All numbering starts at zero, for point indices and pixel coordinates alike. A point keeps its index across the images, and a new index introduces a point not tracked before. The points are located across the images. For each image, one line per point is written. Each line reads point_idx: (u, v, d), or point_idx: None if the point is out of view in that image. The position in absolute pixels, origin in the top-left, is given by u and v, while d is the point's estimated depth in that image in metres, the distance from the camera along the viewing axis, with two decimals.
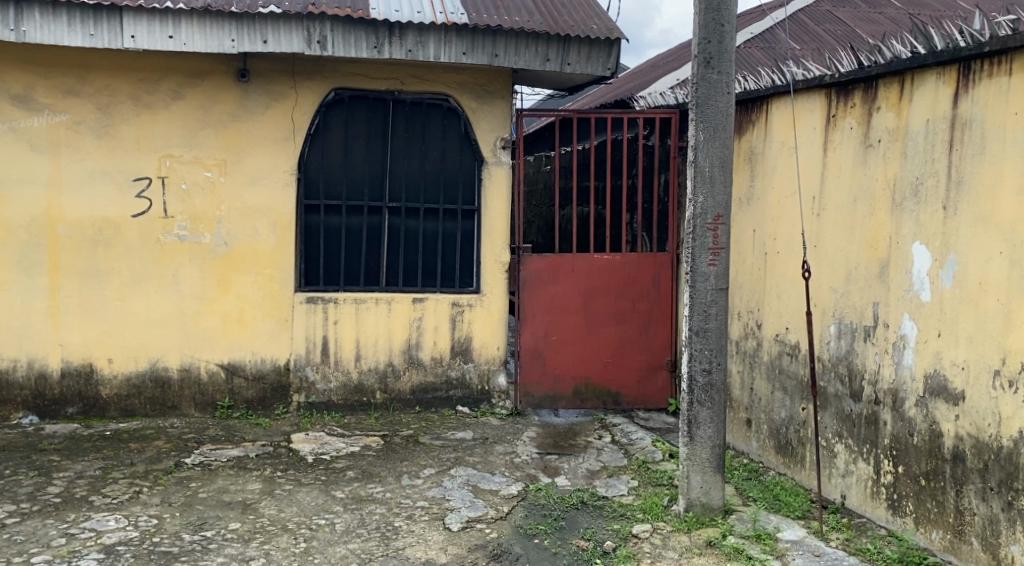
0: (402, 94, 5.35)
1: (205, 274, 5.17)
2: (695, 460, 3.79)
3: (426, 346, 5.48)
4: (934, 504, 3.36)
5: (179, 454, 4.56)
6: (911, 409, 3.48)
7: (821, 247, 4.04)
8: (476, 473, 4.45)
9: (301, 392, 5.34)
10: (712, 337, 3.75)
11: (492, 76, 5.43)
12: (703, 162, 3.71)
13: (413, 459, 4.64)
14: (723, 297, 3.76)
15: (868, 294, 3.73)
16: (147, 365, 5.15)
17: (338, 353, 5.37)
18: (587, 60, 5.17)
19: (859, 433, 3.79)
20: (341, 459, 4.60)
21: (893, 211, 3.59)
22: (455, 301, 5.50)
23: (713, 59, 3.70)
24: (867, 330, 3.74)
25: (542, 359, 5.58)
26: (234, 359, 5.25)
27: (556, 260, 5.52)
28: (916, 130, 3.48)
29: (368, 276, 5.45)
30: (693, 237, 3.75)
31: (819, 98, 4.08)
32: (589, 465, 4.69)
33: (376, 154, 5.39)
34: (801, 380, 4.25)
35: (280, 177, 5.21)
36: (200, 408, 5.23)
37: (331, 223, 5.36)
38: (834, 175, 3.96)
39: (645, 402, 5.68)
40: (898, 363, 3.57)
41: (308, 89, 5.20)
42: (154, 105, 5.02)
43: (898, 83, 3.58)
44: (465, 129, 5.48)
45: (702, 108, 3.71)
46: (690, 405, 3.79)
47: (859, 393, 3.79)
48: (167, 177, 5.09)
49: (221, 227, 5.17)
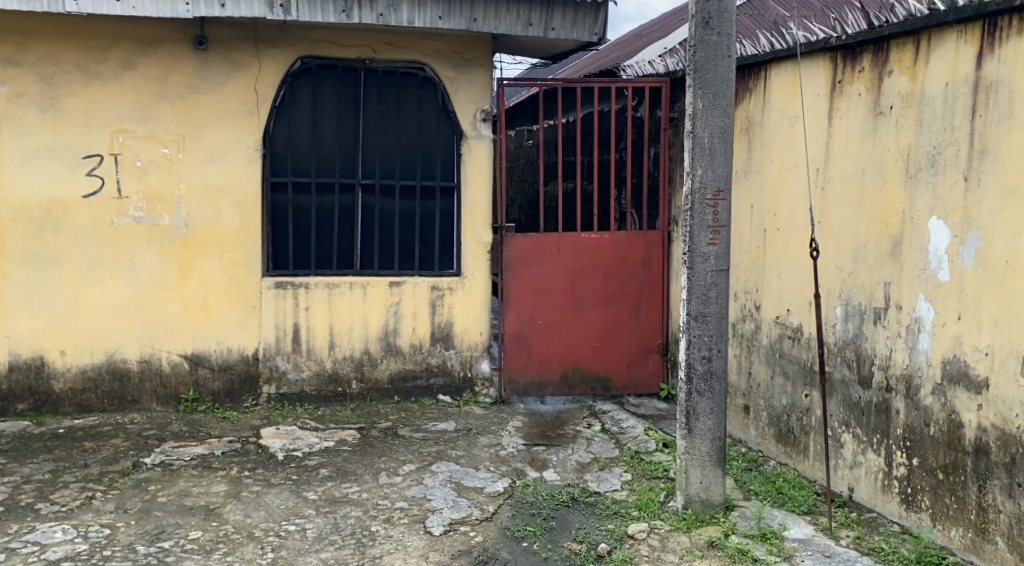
0: (374, 62, 5.00)
1: (165, 259, 4.82)
2: (694, 455, 3.53)
3: (405, 333, 5.17)
4: (953, 500, 3.12)
5: (139, 454, 4.23)
6: (927, 397, 3.24)
7: (827, 224, 3.77)
8: (460, 470, 4.16)
9: (271, 382, 5.02)
10: (711, 322, 3.47)
11: (471, 44, 5.09)
12: (702, 132, 3.40)
13: (390, 454, 4.34)
14: (724, 279, 3.48)
15: (879, 273, 3.46)
16: (103, 356, 4.80)
17: (310, 341, 5.04)
18: (572, 26, 4.84)
19: (868, 422, 3.54)
20: (314, 456, 4.29)
21: (907, 183, 3.32)
22: (435, 284, 5.19)
23: (713, 19, 3.39)
24: (877, 312, 3.49)
25: (526, 344, 5.30)
26: (198, 349, 4.91)
27: (540, 240, 5.23)
28: (933, 94, 3.21)
29: (341, 259, 5.11)
30: (691, 215, 3.46)
31: (823, 63, 3.80)
32: (578, 457, 4.42)
33: (348, 128, 5.04)
34: (804, 365, 4.00)
35: (243, 154, 4.85)
36: (162, 402, 4.90)
37: (300, 202, 5.01)
38: (840, 147, 3.69)
39: (636, 388, 5.42)
40: (913, 348, 3.31)
41: (272, 58, 4.83)
42: (104, 76, 4.63)
43: (913, 44, 3.30)
44: (443, 101, 5.15)
45: (701, 73, 3.40)
46: (689, 395, 3.52)
47: (868, 379, 3.55)
48: (120, 154, 4.71)
49: (180, 208, 4.81)
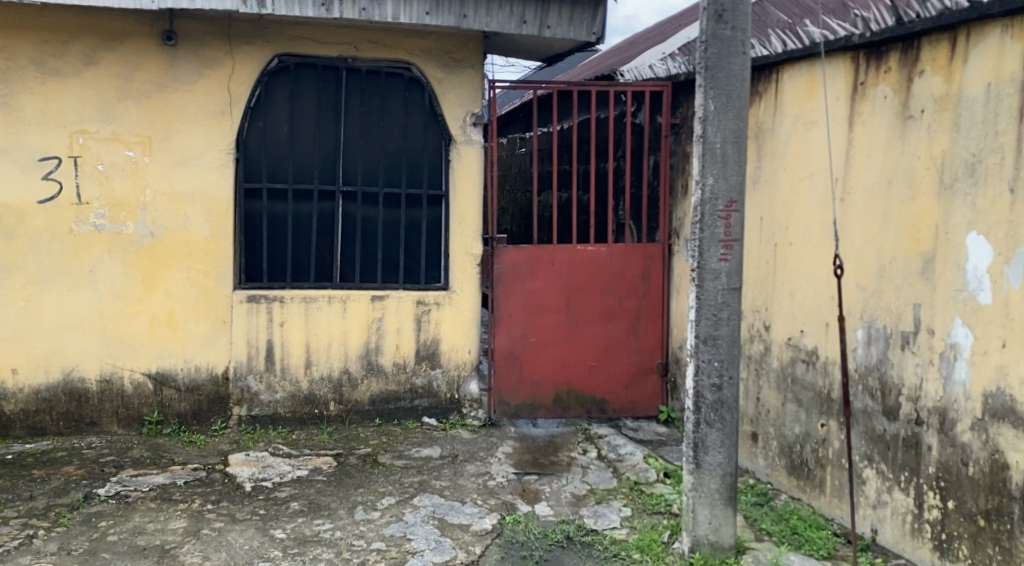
0: (357, 61, 4.66)
1: (128, 270, 4.45)
2: (703, 493, 3.19)
3: (387, 350, 4.82)
4: (997, 550, 2.78)
5: (92, 484, 3.85)
6: (965, 433, 2.91)
7: (848, 238, 3.45)
8: (444, 504, 3.80)
9: (242, 404, 4.65)
10: (723, 346, 3.14)
11: (462, 43, 4.77)
12: (714, 136, 3.07)
13: (369, 485, 3.98)
14: (737, 299, 3.14)
15: (907, 293, 3.15)
16: (59, 375, 4.42)
17: (285, 359, 4.69)
18: (569, 23, 4.54)
19: (894, 458, 3.22)
20: (285, 487, 3.93)
21: (941, 195, 3.01)
22: (421, 298, 4.84)
23: (726, 13, 3.07)
24: (905, 336, 3.17)
25: (518, 363, 4.96)
26: (163, 368, 4.54)
27: (534, 252, 4.89)
28: (972, 96, 2.90)
29: (319, 271, 4.76)
30: (701, 227, 3.13)
31: (843, 63, 3.49)
32: (573, 489, 4.06)
33: (327, 131, 4.69)
34: (820, 393, 3.66)
35: (214, 157, 4.50)
36: (123, 425, 4.52)
37: (276, 210, 4.66)
38: (863, 154, 3.37)
39: (634, 410, 5.08)
40: (947, 378, 2.99)
41: (247, 54, 4.48)
42: (62, 72, 4.28)
43: (949, 40, 2.99)
44: (430, 102, 4.82)
45: (713, 72, 3.08)
46: (697, 426, 3.19)
47: (894, 411, 3.22)
48: (80, 157, 4.35)
49: (146, 215, 4.45)
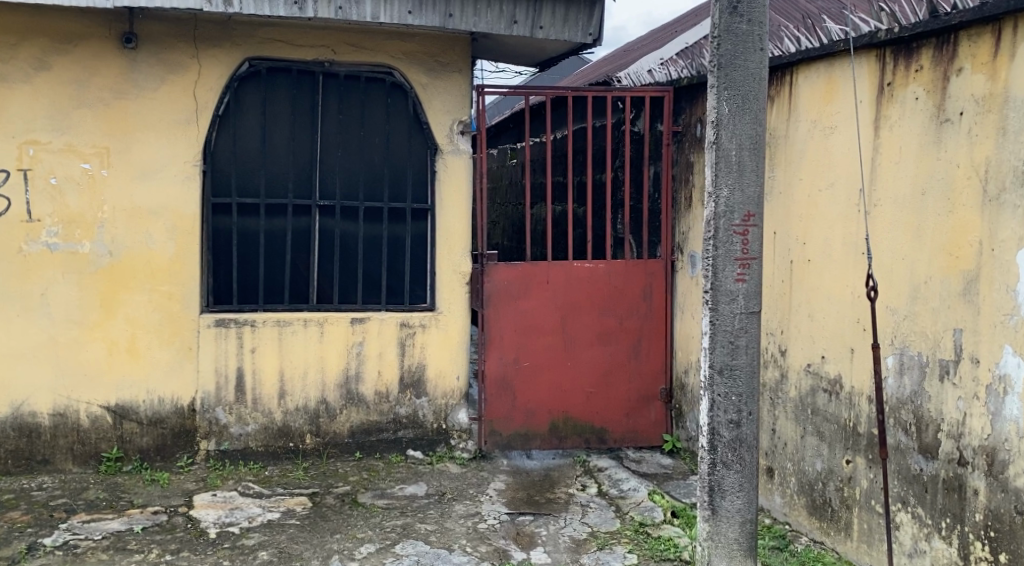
0: (335, 65, 4.32)
1: (85, 294, 4.08)
2: (719, 543, 2.84)
3: (368, 378, 4.45)
4: None
5: (38, 533, 3.46)
6: (1018, 477, 2.56)
7: (875, 256, 3.11)
8: (430, 552, 3.43)
9: (210, 438, 4.27)
10: (741, 378, 2.78)
11: (448, 46, 4.43)
12: (729, 142, 2.72)
13: (346, 531, 3.60)
14: (755, 324, 2.79)
15: (946, 317, 2.82)
16: (8, 410, 4.04)
17: (256, 388, 4.31)
18: (563, 24, 4.21)
19: (933, 502, 2.87)
20: (253, 533, 3.54)
21: (985, 208, 2.68)
22: (405, 321, 4.47)
23: (742, 3, 2.73)
24: (945, 365, 2.82)
25: (510, 390, 4.59)
26: (123, 400, 4.16)
27: (527, 270, 4.54)
28: (1021, 96, 2.57)
29: (295, 293, 4.40)
30: (715, 244, 2.77)
31: (867, 62, 3.16)
32: (572, 531, 3.69)
33: (303, 141, 4.34)
34: (845, 426, 3.32)
35: (179, 169, 4.14)
36: (79, 463, 4.13)
37: (247, 226, 4.30)
38: (891, 162, 3.04)
39: (635, 440, 4.72)
40: (996, 414, 2.64)
41: (214, 58, 4.13)
42: (11, 77, 3.92)
43: (993, 33, 2.67)
44: (413, 110, 4.47)
45: (728, 70, 2.73)
46: (712, 468, 2.84)
47: (932, 448, 2.88)
48: (31, 169, 3.99)
49: (103, 233, 4.08)
